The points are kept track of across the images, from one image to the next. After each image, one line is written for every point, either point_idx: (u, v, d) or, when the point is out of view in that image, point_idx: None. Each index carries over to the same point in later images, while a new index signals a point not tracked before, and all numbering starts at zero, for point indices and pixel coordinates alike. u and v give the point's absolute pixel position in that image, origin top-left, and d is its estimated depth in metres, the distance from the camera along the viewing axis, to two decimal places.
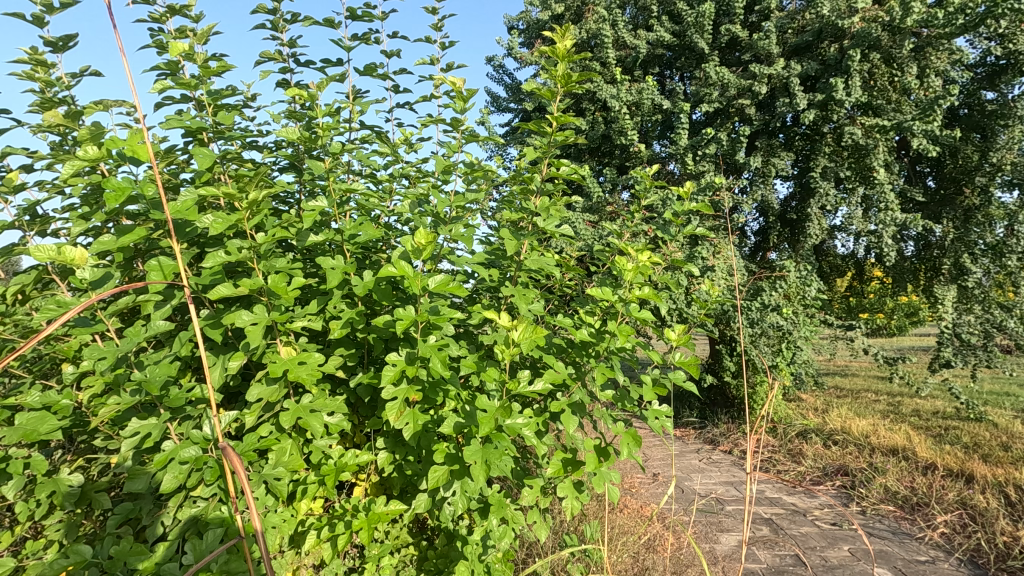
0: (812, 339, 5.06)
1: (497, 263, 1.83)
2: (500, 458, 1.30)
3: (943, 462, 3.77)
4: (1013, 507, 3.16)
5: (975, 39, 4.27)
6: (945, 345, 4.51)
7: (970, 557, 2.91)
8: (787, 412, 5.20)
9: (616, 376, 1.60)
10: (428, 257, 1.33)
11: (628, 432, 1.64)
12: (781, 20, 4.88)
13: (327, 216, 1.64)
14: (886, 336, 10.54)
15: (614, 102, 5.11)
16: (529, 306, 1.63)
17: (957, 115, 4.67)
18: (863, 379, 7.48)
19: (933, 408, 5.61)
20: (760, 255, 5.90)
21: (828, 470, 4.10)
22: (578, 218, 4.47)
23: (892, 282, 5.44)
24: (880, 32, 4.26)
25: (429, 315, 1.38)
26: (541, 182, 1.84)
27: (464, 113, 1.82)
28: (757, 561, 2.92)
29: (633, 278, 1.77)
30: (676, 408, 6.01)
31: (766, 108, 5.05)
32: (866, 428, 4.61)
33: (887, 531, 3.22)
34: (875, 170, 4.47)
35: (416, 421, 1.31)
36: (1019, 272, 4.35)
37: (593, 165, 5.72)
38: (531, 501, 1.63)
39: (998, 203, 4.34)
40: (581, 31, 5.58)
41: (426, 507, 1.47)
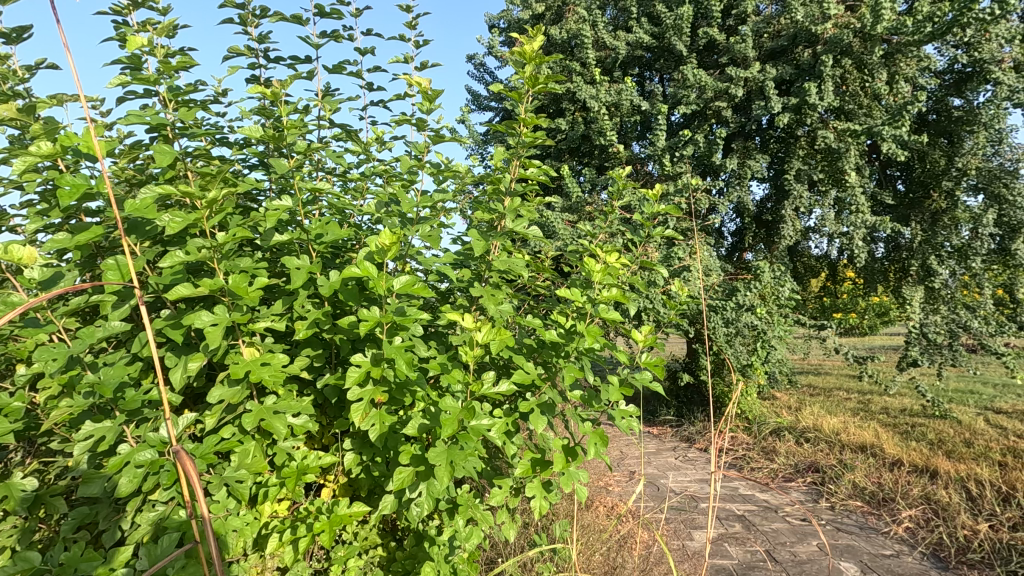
0: (785, 339, 5.17)
1: (468, 262, 1.82)
2: (466, 458, 1.31)
3: (908, 458, 3.87)
4: (974, 502, 3.25)
5: (943, 47, 4.39)
6: (912, 344, 4.63)
7: (932, 551, 2.99)
8: (762, 410, 5.31)
9: (585, 377, 1.61)
10: (394, 257, 1.33)
11: (596, 431, 1.65)
12: (757, 24, 4.96)
13: (294, 214, 1.62)
14: (858, 335, 10.86)
15: (594, 103, 5.12)
16: (498, 306, 1.63)
17: (926, 120, 4.80)
18: (836, 378, 7.66)
19: (901, 406, 5.77)
20: (736, 255, 6.00)
21: (800, 466, 4.19)
22: (558, 219, 4.50)
23: (863, 283, 5.57)
24: (852, 38, 4.36)
25: (395, 315, 1.38)
26: (512, 183, 1.84)
27: (433, 112, 1.81)
28: (727, 557, 2.97)
29: (601, 280, 1.79)
30: (654, 406, 6.07)
31: (742, 111, 5.13)
32: (836, 425, 4.72)
33: (854, 526, 3.31)
34: (847, 174, 4.57)
35: (381, 422, 1.32)
36: (983, 274, 4.48)
37: (572, 165, 5.75)
38: (499, 501, 1.64)
39: (964, 207, 4.47)
40: (562, 31, 5.60)
41: (393, 509, 1.47)
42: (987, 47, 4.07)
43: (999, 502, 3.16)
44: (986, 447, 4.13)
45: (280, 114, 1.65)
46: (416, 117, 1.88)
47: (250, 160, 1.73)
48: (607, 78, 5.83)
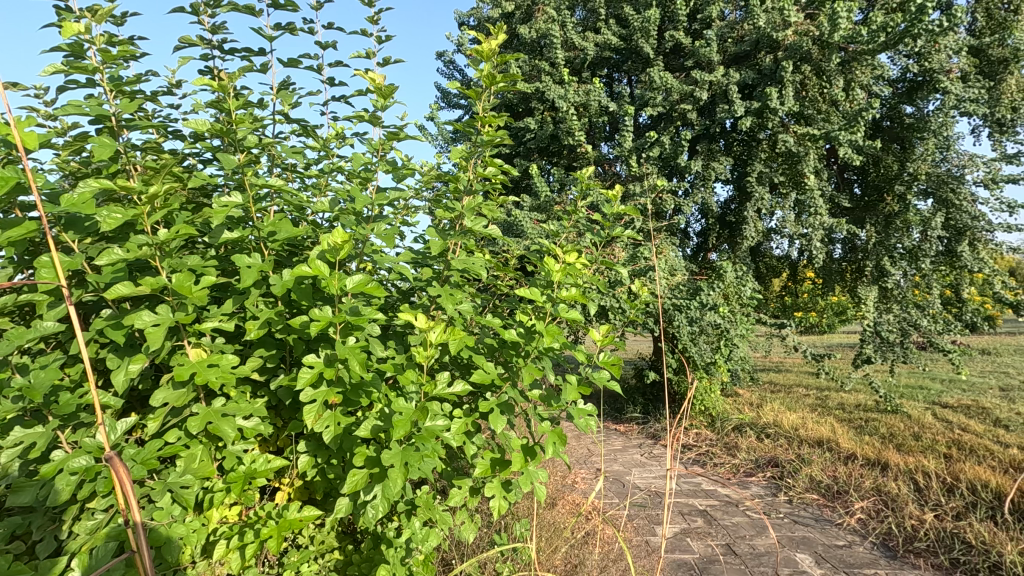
0: (747, 337, 5.31)
1: (428, 261, 1.80)
2: (420, 460, 1.30)
3: (862, 452, 4.02)
4: (921, 492, 3.39)
5: (895, 56, 4.57)
6: (867, 342, 4.80)
7: (882, 540, 3.11)
8: (724, 406, 5.45)
9: (544, 376, 1.61)
10: (346, 256, 1.31)
11: (554, 430, 1.66)
12: (721, 29, 5.07)
13: (246, 212, 1.57)
14: (817, 333, 11.26)
15: (563, 102, 5.12)
16: (456, 305, 1.62)
17: (880, 127, 4.99)
18: (795, 375, 7.91)
19: (856, 401, 5.99)
20: (701, 256, 6.12)
21: (760, 461, 4.31)
22: (525, 218, 4.50)
23: (822, 282, 5.76)
24: (811, 46, 4.49)
25: (349, 315, 1.36)
26: (472, 181, 1.83)
27: (390, 108, 1.78)
28: (688, 551, 3.03)
29: (561, 280, 1.80)
30: (621, 404, 6.16)
31: (707, 114, 5.23)
32: (795, 421, 4.87)
33: (810, 518, 3.41)
34: (806, 177, 4.70)
35: (335, 423, 1.31)
36: (931, 276, 4.68)
37: (541, 164, 5.77)
38: (458, 501, 1.63)
39: (915, 210, 4.66)
40: (531, 31, 5.60)
41: (348, 512, 1.44)
42: (937, 58, 4.25)
43: (944, 492, 3.30)
44: (933, 440, 4.33)
45: (231, 108, 1.60)
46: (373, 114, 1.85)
47: (203, 154, 1.68)
48: (576, 79, 5.86)
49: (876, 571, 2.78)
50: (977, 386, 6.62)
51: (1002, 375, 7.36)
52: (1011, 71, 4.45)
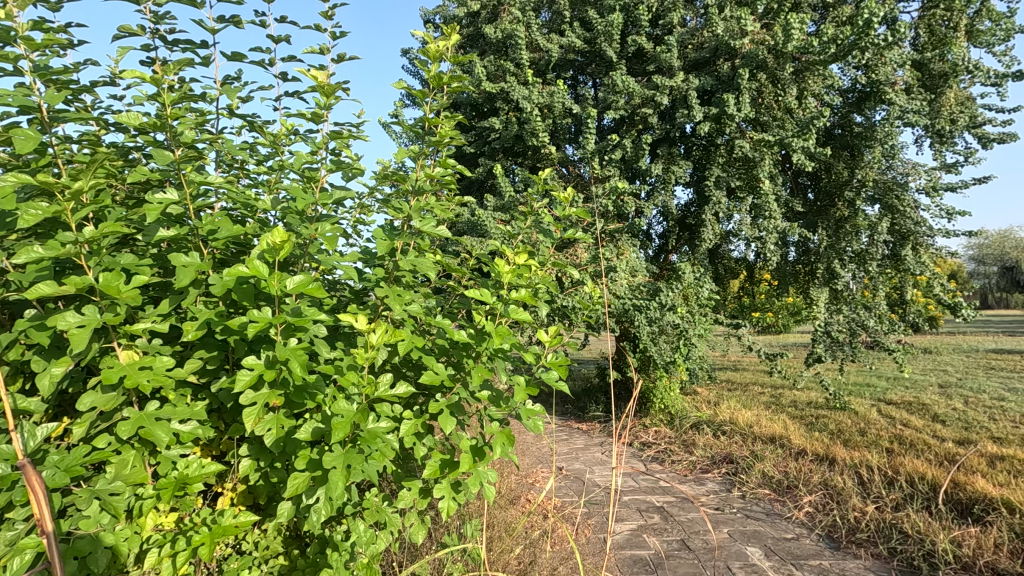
0: (705, 337, 5.44)
1: (378, 261, 1.78)
2: (363, 461, 1.30)
3: (811, 448, 4.18)
4: (864, 485, 3.55)
5: (845, 67, 4.76)
6: (818, 342, 4.98)
7: (827, 532, 3.23)
8: (683, 404, 5.59)
9: (493, 376, 1.62)
10: (286, 256, 1.30)
11: (502, 431, 1.67)
12: (682, 36, 5.19)
13: (183, 211, 1.52)
14: (773, 332, 11.68)
15: (527, 103, 5.13)
16: (404, 306, 1.61)
17: (832, 134, 5.17)
18: (751, 373, 8.19)
19: (807, 398, 6.24)
20: (662, 257, 6.25)
21: (715, 458, 4.44)
22: (488, 219, 4.50)
23: (777, 284, 5.96)
24: (766, 55, 4.63)
25: (290, 316, 1.34)
26: (423, 181, 1.82)
27: (336, 106, 1.76)
28: (645, 547, 3.08)
29: (511, 281, 1.80)
30: (584, 404, 6.23)
31: (667, 118, 5.33)
32: (749, 418, 5.04)
33: (762, 513, 3.53)
34: (761, 181, 4.85)
35: (277, 426, 1.30)
36: (878, 278, 4.91)
37: (505, 164, 5.77)
38: (406, 503, 1.61)
39: (863, 215, 4.87)
40: (497, 31, 5.60)
41: (290, 516, 1.41)
42: (883, 70, 4.45)
43: (885, 485, 3.46)
44: (877, 436, 4.54)
45: (167, 101, 1.55)
46: (320, 113, 1.82)
47: (141, 149, 1.62)
48: (541, 80, 5.88)
49: (821, 562, 2.88)
50: (918, 383, 6.97)
51: (941, 372, 7.78)
52: (950, 85, 4.70)
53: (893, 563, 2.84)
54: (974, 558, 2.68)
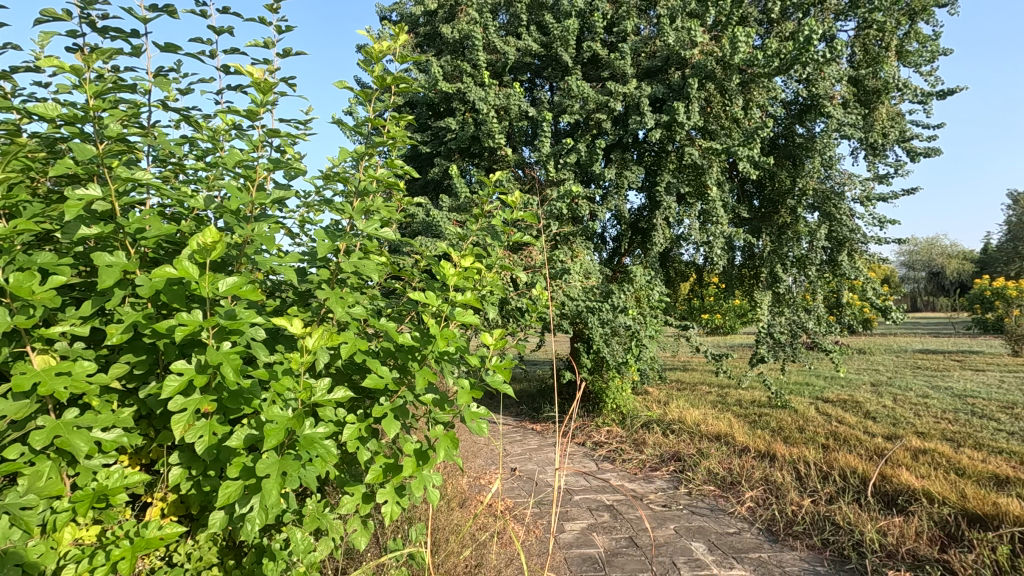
0: (656, 338, 5.58)
1: (321, 263, 1.74)
2: (299, 468, 1.27)
3: (753, 445, 4.36)
4: (801, 480, 3.72)
5: (788, 80, 4.98)
6: (762, 343, 5.20)
7: (767, 526, 3.37)
8: (634, 404, 5.71)
9: (438, 379, 1.61)
10: (218, 257, 1.26)
11: (446, 434, 1.66)
12: (635, 44, 5.30)
13: (109, 207, 1.44)
14: (722, 333, 12.12)
15: (483, 104, 5.13)
16: (346, 309, 1.58)
17: (776, 144, 5.39)
18: (700, 373, 8.46)
19: (751, 397, 6.50)
20: (616, 260, 6.38)
21: (664, 456, 4.57)
22: (443, 219, 4.47)
23: (724, 287, 6.19)
24: (714, 66, 4.79)
25: (223, 319, 1.30)
26: (368, 181, 1.79)
27: (273, 103, 1.70)
28: (594, 545, 3.13)
29: (457, 283, 1.80)
30: (538, 404, 6.29)
31: (621, 124, 5.43)
32: (697, 417, 5.21)
33: (706, 508, 3.65)
34: (709, 188, 5.01)
35: (209, 432, 1.25)
36: (817, 282, 5.16)
37: (461, 165, 5.75)
38: (348, 509, 1.58)
39: (804, 221, 5.11)
40: (454, 31, 5.57)
41: (223, 526, 1.37)
42: (822, 85, 4.68)
43: (820, 479, 3.64)
44: (814, 432, 4.76)
45: (92, 92, 1.46)
46: (259, 109, 1.76)
47: (65, 141, 1.52)
48: (498, 82, 5.88)
49: (760, 555, 3.00)
50: (853, 382, 7.36)
51: (873, 371, 8.26)
52: (882, 101, 5.00)
53: (825, 553, 2.99)
54: (897, 546, 2.85)
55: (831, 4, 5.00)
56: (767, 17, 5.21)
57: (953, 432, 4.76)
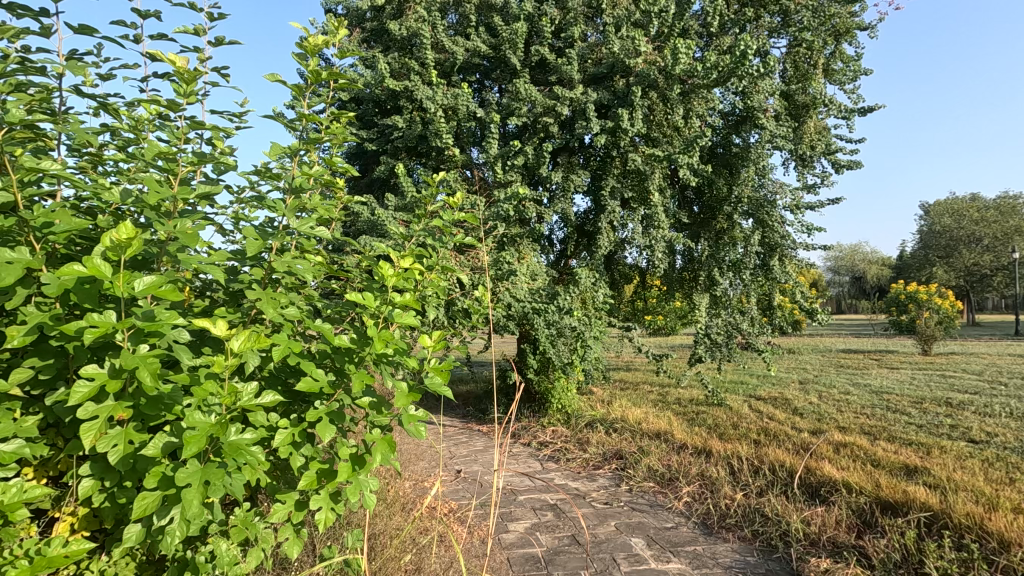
0: (600, 339, 5.69)
1: (252, 263, 1.67)
2: (224, 476, 1.21)
3: (691, 442, 4.52)
4: (734, 474, 3.89)
5: (725, 92, 5.19)
6: (700, 343, 5.40)
7: (702, 520, 3.49)
8: (578, 404, 5.80)
9: (375, 382, 1.57)
10: (134, 254, 1.19)
11: (384, 438, 1.62)
12: (582, 50, 5.40)
13: (11, 200, 1.32)
14: (663, 334, 12.56)
15: (430, 103, 5.08)
16: (278, 310, 1.52)
17: (714, 153, 5.60)
18: (642, 373, 8.72)
19: (690, 395, 6.75)
20: (562, 262, 6.48)
21: (606, 454, 4.67)
22: (389, 218, 4.39)
23: (665, 289, 6.39)
24: (657, 75, 4.93)
25: (140, 320, 1.22)
26: (302, 178, 1.72)
27: (198, 94, 1.61)
28: (538, 545, 3.16)
29: (395, 284, 1.77)
30: (485, 405, 6.30)
31: (567, 129, 5.51)
32: (638, 415, 5.35)
33: (646, 505, 3.75)
34: (652, 193, 5.16)
35: (124, 441, 1.18)
36: (750, 286, 5.43)
37: (408, 163, 5.67)
38: (280, 518, 1.52)
39: (739, 227, 5.35)
40: (401, 28, 5.48)
41: (139, 540, 1.28)
42: (756, 98, 4.91)
43: (751, 473, 3.81)
44: (746, 429, 5.00)
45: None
46: (184, 99, 1.67)
47: None
48: (446, 82, 5.84)
49: (695, 548, 3.11)
50: (783, 380, 7.78)
51: (800, 370, 8.76)
52: (810, 115, 5.31)
53: (755, 544, 3.13)
54: (819, 534, 3.02)
55: (765, 21, 5.28)
56: (706, 30, 5.41)
57: (870, 426, 5.11)
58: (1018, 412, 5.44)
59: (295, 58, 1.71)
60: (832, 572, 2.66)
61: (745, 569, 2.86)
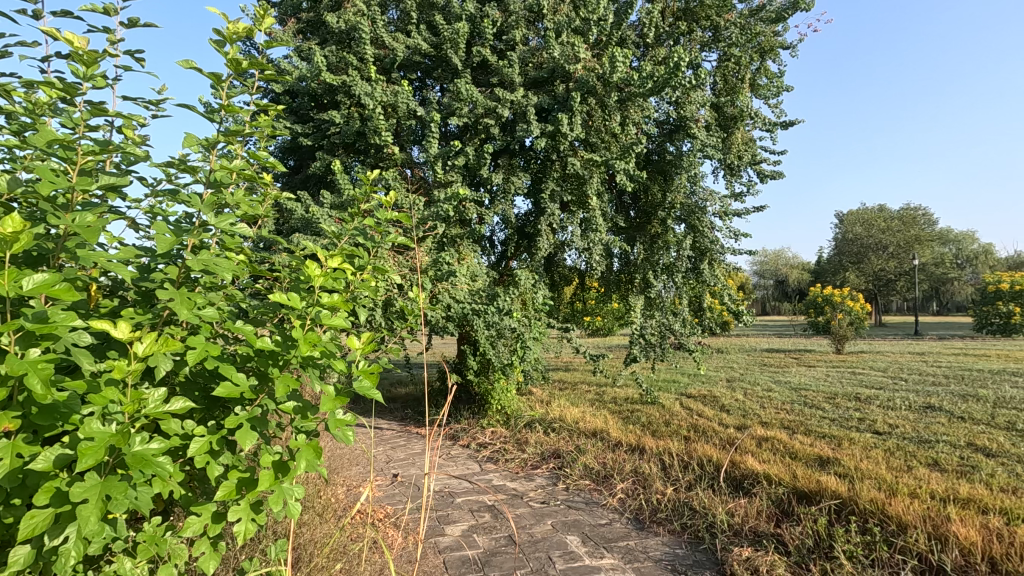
0: (539, 340, 5.75)
1: (165, 260, 1.56)
2: (128, 490, 1.13)
3: (626, 439, 4.65)
4: (665, 470, 4.03)
5: (660, 101, 5.37)
6: (635, 344, 5.55)
7: (635, 515, 3.60)
8: (518, 404, 5.85)
9: (300, 386, 1.51)
10: (22, 250, 1.09)
11: (309, 443, 1.56)
12: (523, 54, 5.45)
13: None
14: (601, 335, 12.91)
15: (369, 100, 4.95)
16: (194, 311, 1.43)
17: (650, 159, 5.78)
18: (580, 373, 8.90)
19: (625, 394, 6.95)
20: (503, 263, 6.50)
21: (544, 454, 4.72)
22: (324, 216, 4.24)
23: (603, 291, 6.55)
24: (595, 81, 5.03)
25: (31, 322, 1.11)
26: (222, 172, 1.63)
27: (104, 78, 1.49)
28: (475, 547, 3.15)
29: (323, 284, 1.71)
30: (424, 407, 6.23)
31: (508, 131, 5.54)
32: (576, 415, 5.46)
33: (582, 502, 3.82)
34: (590, 197, 5.27)
35: (8, 455, 1.07)
36: (682, 288, 5.65)
37: (346, 160, 5.51)
38: (194, 532, 1.42)
39: (672, 232, 5.56)
40: (339, 21, 5.32)
41: (29, 563, 1.17)
42: (689, 108, 5.13)
43: (681, 469, 3.97)
44: (678, 425, 5.20)
45: None
46: (88, 82, 1.54)
47: None
48: (386, 78, 5.73)
49: (628, 543, 3.20)
50: (711, 378, 8.16)
51: (728, 368, 9.22)
52: (738, 127, 5.59)
53: (683, 536, 3.26)
54: (742, 525, 3.17)
55: (697, 35, 5.52)
56: (643, 41, 5.58)
57: (789, 421, 5.44)
58: (915, 405, 5.95)
59: (213, 46, 1.60)
60: (753, 559, 2.80)
61: (674, 561, 2.96)
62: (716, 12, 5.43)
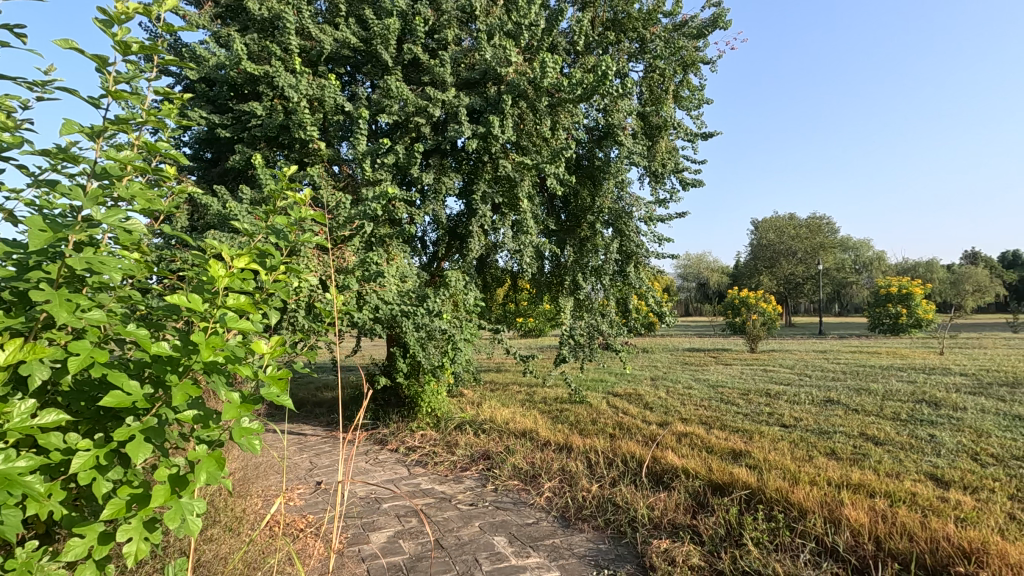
0: (470, 341, 5.74)
1: (43, 259, 1.41)
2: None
3: (554, 439, 4.73)
4: (592, 467, 4.13)
5: (590, 107, 5.50)
6: (565, 345, 5.66)
7: (561, 513, 3.66)
8: (448, 406, 5.81)
9: (201, 393, 1.41)
10: None
11: (211, 454, 1.45)
12: (455, 54, 5.42)
13: None
14: (533, 336, 13.09)
15: (293, 93, 4.71)
16: (75, 314, 1.30)
17: (579, 164, 5.91)
18: (512, 374, 8.98)
19: (555, 394, 7.08)
20: (434, 264, 6.44)
21: (474, 456, 4.71)
22: (243, 213, 4.02)
23: (534, 292, 6.63)
24: (527, 85, 5.07)
25: None
26: (111, 162, 1.49)
27: None
28: (399, 553, 3.08)
29: (228, 285, 1.61)
30: (351, 412, 6.04)
31: (439, 131, 5.49)
32: (506, 416, 5.49)
33: (510, 502, 3.85)
34: (521, 200, 5.32)
35: None
36: (609, 290, 5.82)
37: (267, 154, 5.23)
38: (75, 556, 1.29)
39: (600, 235, 5.71)
40: (261, 8, 5.05)
41: None
42: (616, 116, 5.29)
43: (606, 466, 4.08)
44: (604, 424, 5.35)
45: None
46: None
47: None
48: (312, 71, 5.51)
49: (553, 541, 3.25)
50: (637, 377, 8.47)
51: (652, 367, 9.60)
52: (661, 136, 5.83)
53: (606, 532, 3.34)
54: (661, 518, 3.31)
55: (625, 46, 5.71)
56: (573, 48, 5.71)
57: (706, 417, 5.73)
58: (817, 399, 6.45)
59: (98, 27, 1.47)
60: (670, 550, 2.92)
61: (596, 556, 3.03)
62: (642, 25, 5.69)
